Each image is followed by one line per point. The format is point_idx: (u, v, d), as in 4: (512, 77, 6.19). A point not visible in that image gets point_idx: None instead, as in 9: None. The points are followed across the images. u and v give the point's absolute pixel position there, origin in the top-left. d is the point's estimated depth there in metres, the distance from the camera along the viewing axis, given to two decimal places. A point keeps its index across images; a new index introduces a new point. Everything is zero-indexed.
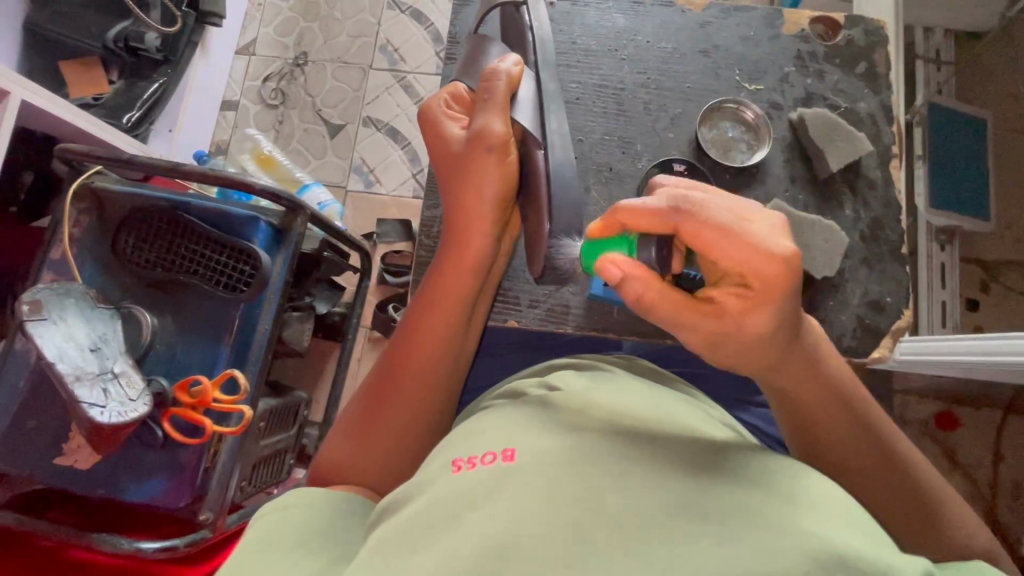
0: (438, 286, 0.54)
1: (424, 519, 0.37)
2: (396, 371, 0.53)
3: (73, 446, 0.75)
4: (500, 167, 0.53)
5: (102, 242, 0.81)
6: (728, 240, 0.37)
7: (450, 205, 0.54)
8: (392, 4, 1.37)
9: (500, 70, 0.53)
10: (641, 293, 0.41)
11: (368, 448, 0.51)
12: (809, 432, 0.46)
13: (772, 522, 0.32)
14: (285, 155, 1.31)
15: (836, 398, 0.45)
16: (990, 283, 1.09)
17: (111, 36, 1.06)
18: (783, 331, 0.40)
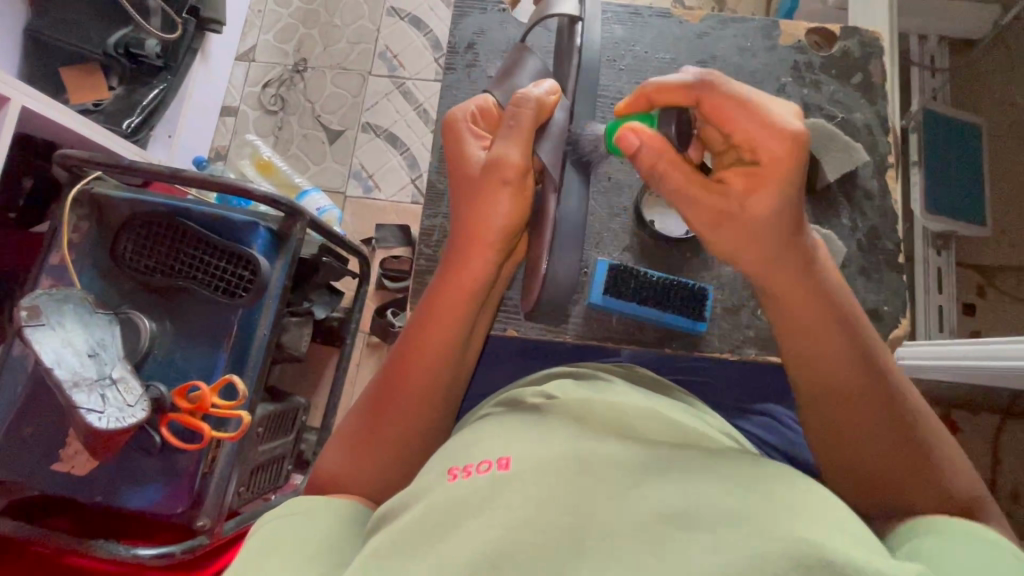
0: (437, 308, 0.53)
1: (421, 527, 0.37)
2: (394, 389, 0.53)
3: (71, 452, 0.75)
4: (518, 198, 0.51)
5: (101, 247, 0.81)
6: (742, 112, 0.41)
7: (460, 228, 0.53)
8: (392, 10, 1.38)
9: (532, 96, 0.50)
10: (657, 162, 0.44)
11: (368, 460, 0.51)
12: (813, 370, 0.47)
13: (764, 528, 0.33)
14: (285, 160, 1.31)
15: (837, 309, 0.47)
16: (986, 288, 1.10)
17: (111, 42, 1.07)
18: (784, 224, 0.43)
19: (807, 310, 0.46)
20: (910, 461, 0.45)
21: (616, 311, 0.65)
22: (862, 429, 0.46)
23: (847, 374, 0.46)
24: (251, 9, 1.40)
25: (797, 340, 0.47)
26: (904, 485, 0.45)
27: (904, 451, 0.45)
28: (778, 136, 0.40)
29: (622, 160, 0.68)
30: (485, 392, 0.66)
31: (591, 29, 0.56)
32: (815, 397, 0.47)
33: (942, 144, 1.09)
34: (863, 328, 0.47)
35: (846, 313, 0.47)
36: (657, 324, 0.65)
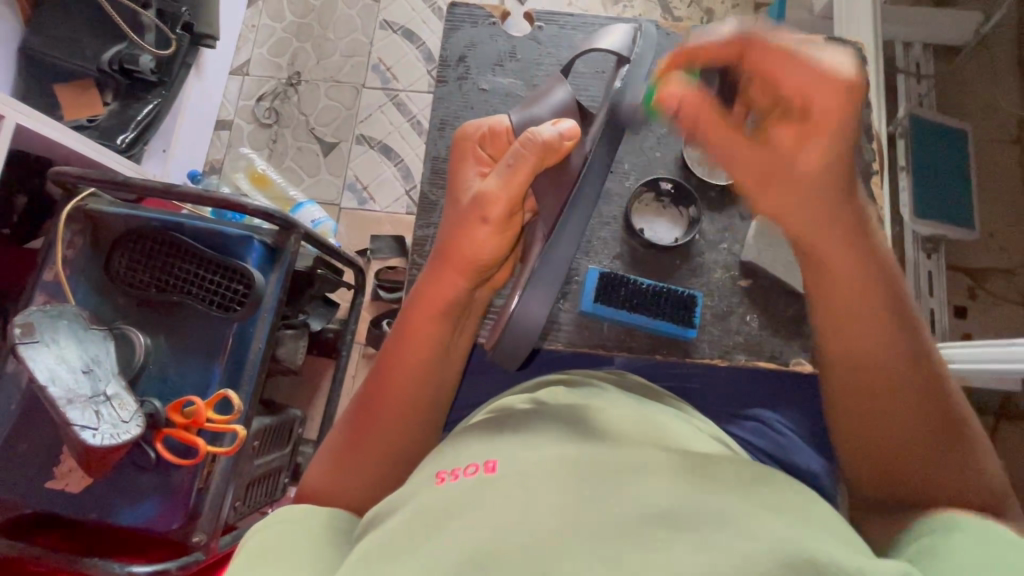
0: (414, 337, 0.53)
1: (409, 530, 0.37)
2: (373, 409, 0.53)
3: (65, 469, 0.75)
4: (502, 230, 0.51)
5: (94, 262, 0.81)
6: (790, 62, 0.39)
7: (438, 252, 0.53)
8: (384, 24, 1.40)
9: (541, 138, 0.50)
10: (694, 117, 0.46)
11: (352, 475, 0.52)
12: (842, 326, 0.46)
13: (747, 527, 0.33)
14: (279, 173, 1.32)
15: (874, 280, 0.45)
16: (977, 291, 1.11)
17: (106, 59, 1.07)
18: (833, 180, 0.41)
19: (849, 276, 0.45)
20: (943, 445, 0.45)
21: (607, 319, 0.66)
22: (889, 405, 0.46)
23: (876, 341, 0.46)
24: (245, 24, 1.41)
25: (836, 304, 0.46)
26: (928, 445, 0.45)
27: (933, 439, 0.45)
28: (827, 88, 0.38)
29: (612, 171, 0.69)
30: (479, 400, 0.66)
31: (636, 73, 0.58)
32: (848, 375, 0.47)
33: (928, 149, 1.11)
34: (907, 302, 0.47)
35: (893, 287, 0.46)
36: (649, 330, 0.66)
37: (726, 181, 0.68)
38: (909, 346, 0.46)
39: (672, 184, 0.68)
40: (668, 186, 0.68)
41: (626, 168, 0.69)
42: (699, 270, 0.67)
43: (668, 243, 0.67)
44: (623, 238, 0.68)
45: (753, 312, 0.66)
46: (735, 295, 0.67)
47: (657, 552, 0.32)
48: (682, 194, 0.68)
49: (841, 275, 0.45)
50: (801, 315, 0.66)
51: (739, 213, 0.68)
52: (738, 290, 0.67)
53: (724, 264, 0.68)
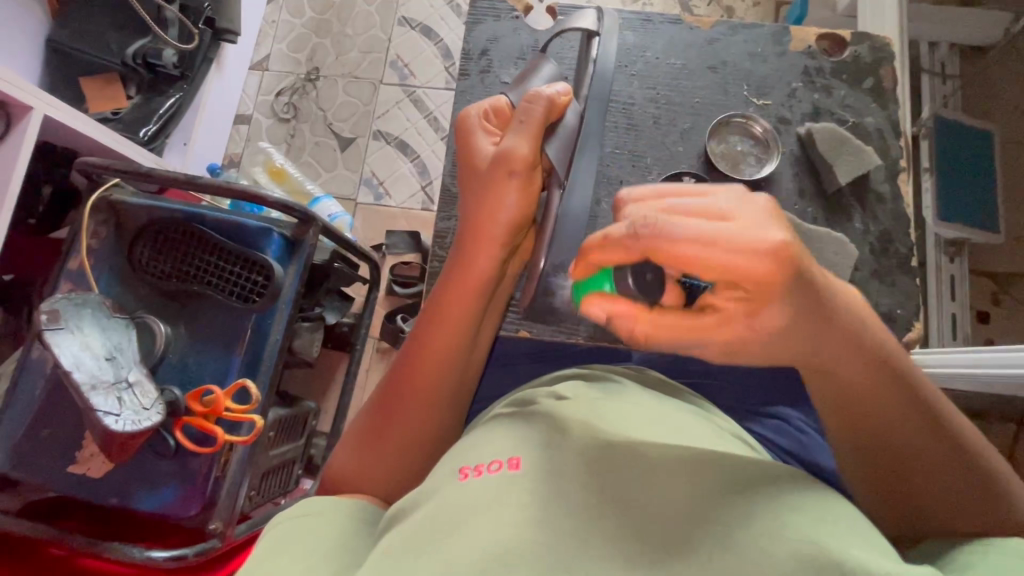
0: (445, 309, 0.53)
1: (433, 526, 0.37)
2: (401, 392, 0.53)
3: (87, 454, 0.76)
4: (523, 196, 0.52)
5: (118, 252, 0.82)
6: (714, 251, 0.33)
7: (465, 227, 0.53)
8: (403, 20, 1.40)
9: (544, 95, 0.52)
10: (632, 330, 0.39)
11: (377, 463, 0.52)
12: (855, 421, 0.44)
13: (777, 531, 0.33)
14: (297, 167, 1.33)
15: (874, 373, 0.41)
16: (1002, 297, 1.06)
17: (130, 53, 1.09)
18: (800, 320, 0.37)
19: (856, 369, 0.41)
20: (967, 500, 0.43)
21: None
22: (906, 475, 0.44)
23: (895, 416, 0.42)
24: (266, 19, 1.43)
25: (836, 390, 0.43)
26: (955, 506, 0.43)
27: (955, 503, 0.43)
28: (762, 269, 0.34)
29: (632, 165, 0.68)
30: (495, 395, 0.66)
31: (608, 43, 0.60)
32: (862, 454, 0.45)
33: (953, 150, 1.09)
34: (912, 380, 0.42)
35: (899, 377, 0.42)
36: None
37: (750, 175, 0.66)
38: (915, 425, 0.43)
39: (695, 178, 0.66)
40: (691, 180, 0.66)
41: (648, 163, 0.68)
42: None
43: None
44: None
45: None
46: None
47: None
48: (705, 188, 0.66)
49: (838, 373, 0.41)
50: None
51: None
52: None
53: None
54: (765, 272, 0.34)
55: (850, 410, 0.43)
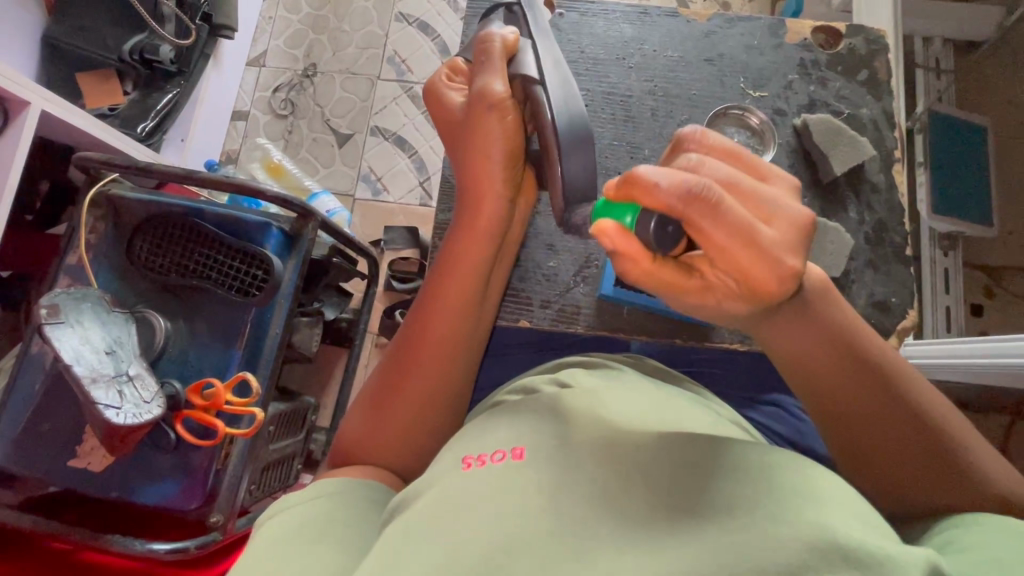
0: (453, 255, 0.55)
1: (437, 512, 0.37)
2: (414, 345, 0.54)
3: (87, 449, 0.76)
4: (504, 116, 0.54)
5: (117, 247, 0.83)
6: (748, 251, 0.36)
7: (463, 179, 0.56)
8: (400, 16, 1.40)
9: (494, 35, 0.55)
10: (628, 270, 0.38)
11: (386, 434, 0.52)
12: (811, 384, 0.45)
13: (777, 513, 0.32)
14: (295, 163, 1.33)
15: (820, 331, 0.44)
16: (994, 289, 1.09)
17: (127, 48, 1.09)
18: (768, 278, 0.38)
19: (820, 343, 0.44)
20: (932, 456, 0.44)
21: (627, 303, 0.65)
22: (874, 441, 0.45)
23: (853, 385, 0.44)
24: (262, 15, 1.42)
25: (804, 361, 0.45)
26: (922, 464, 0.44)
27: (921, 461, 0.44)
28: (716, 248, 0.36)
29: (631, 157, 0.69)
30: (495, 387, 0.67)
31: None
32: (829, 418, 0.46)
33: (948, 144, 1.10)
34: (859, 338, 0.45)
35: (845, 332, 0.44)
36: (668, 315, 0.65)
37: None
38: (878, 397, 0.44)
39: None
40: None
41: (646, 155, 0.69)
42: None
43: None
44: None
45: None
46: None
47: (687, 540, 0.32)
48: None
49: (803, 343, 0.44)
50: None
51: None
52: None
53: None
54: (767, 274, 0.37)
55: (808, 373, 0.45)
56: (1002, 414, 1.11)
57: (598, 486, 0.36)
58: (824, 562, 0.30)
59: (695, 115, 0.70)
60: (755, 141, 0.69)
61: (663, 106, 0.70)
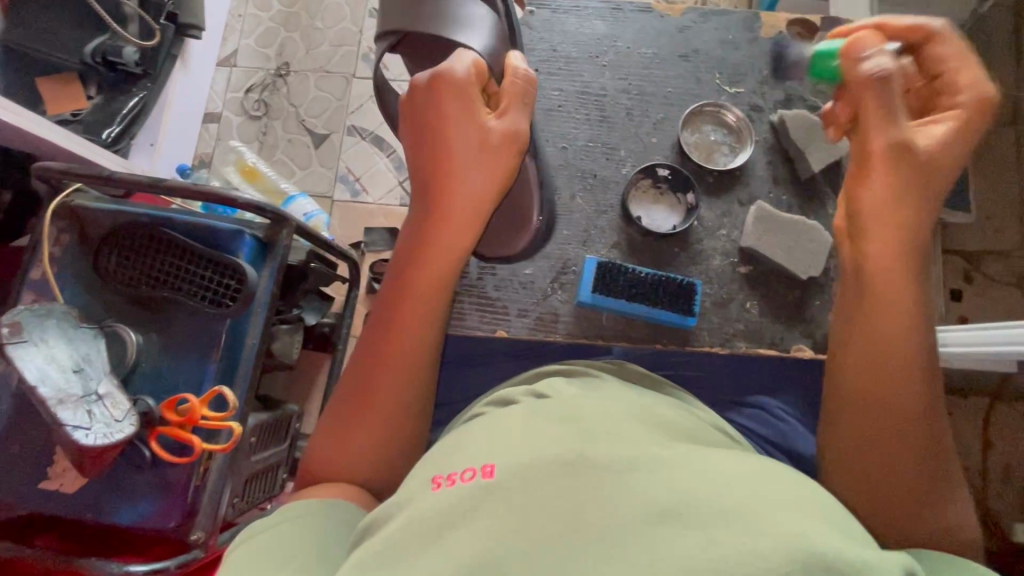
0: (416, 282, 0.54)
1: (403, 537, 0.37)
2: (373, 375, 0.52)
3: (59, 470, 0.74)
4: (504, 154, 0.56)
5: (83, 259, 0.80)
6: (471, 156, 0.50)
7: (428, 205, 0.55)
8: (374, 12, 1.37)
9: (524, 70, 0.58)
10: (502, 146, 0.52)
11: (354, 454, 0.51)
12: (873, 359, 0.51)
13: (754, 524, 0.32)
14: (270, 166, 1.30)
15: (899, 322, 0.51)
16: (973, 273, 1.15)
17: (89, 51, 1.05)
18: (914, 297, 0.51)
19: (891, 325, 0.51)
20: (924, 483, 0.49)
21: (605, 308, 0.64)
22: (891, 442, 0.49)
23: (907, 389, 0.50)
24: (231, 13, 1.38)
25: (874, 335, 0.51)
26: (909, 493, 0.49)
27: (910, 481, 0.49)
28: (896, 235, 0.53)
29: (607, 158, 0.68)
30: (476, 395, 0.66)
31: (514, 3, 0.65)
32: (874, 409, 0.50)
33: None
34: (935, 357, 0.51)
35: (924, 339, 0.51)
36: (647, 319, 0.64)
37: (722, 165, 0.67)
38: (922, 408, 0.50)
39: (669, 169, 0.66)
40: (665, 172, 0.66)
41: (622, 156, 0.68)
42: (698, 257, 0.66)
43: (667, 230, 0.66)
44: (620, 226, 0.66)
45: (752, 299, 0.65)
46: (734, 281, 0.65)
47: (666, 554, 0.31)
48: (678, 180, 0.67)
49: (889, 269, 0.52)
50: (804, 302, 0.65)
51: (737, 199, 0.67)
52: (738, 276, 0.65)
53: (723, 250, 0.66)
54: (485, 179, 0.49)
55: (871, 344, 0.51)
56: (982, 397, 1.13)
57: (573, 502, 0.35)
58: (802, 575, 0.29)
59: (670, 113, 0.69)
60: (733, 138, 0.69)
61: (638, 104, 0.69)
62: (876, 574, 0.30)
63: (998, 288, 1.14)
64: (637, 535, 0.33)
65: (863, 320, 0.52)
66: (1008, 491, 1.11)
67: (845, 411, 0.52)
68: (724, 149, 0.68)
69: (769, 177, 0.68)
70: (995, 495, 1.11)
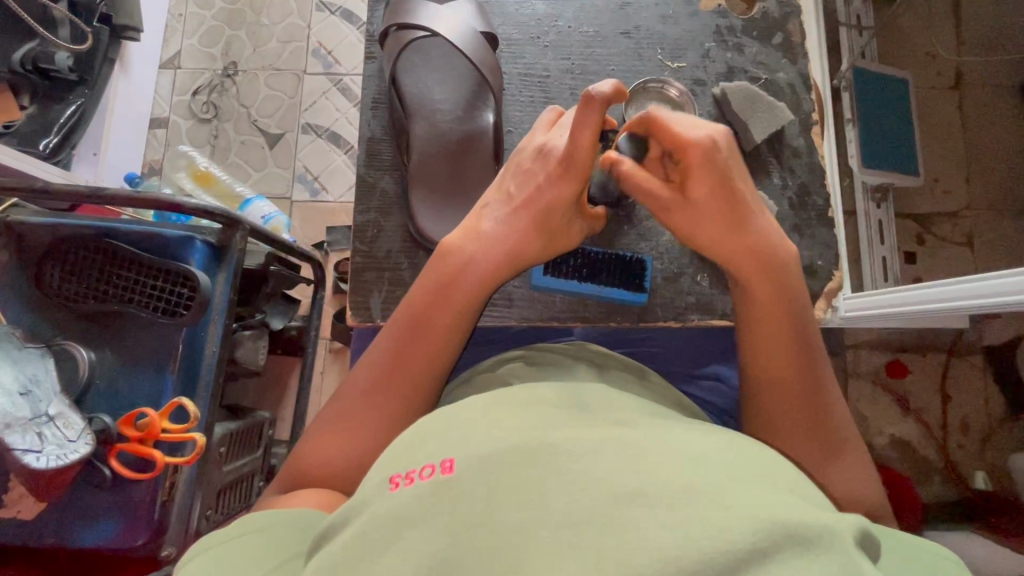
0: (428, 318, 0.54)
1: (365, 545, 0.34)
2: (383, 388, 0.52)
3: (14, 498, 0.70)
4: (569, 194, 0.57)
5: (24, 277, 0.76)
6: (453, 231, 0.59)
7: (480, 237, 0.57)
8: (321, 5, 1.34)
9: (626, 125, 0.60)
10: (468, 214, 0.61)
11: (331, 470, 0.50)
12: (757, 347, 0.54)
13: (716, 500, 0.31)
14: (223, 170, 1.26)
15: (782, 313, 0.53)
16: (925, 235, 1.18)
17: (16, 58, 0.98)
18: (796, 297, 0.54)
19: (774, 318, 0.53)
20: (825, 441, 0.51)
21: (558, 290, 0.65)
22: (791, 421, 0.52)
23: (795, 369, 0.52)
24: (171, 13, 1.33)
25: (763, 332, 0.53)
26: (819, 448, 0.51)
27: (814, 451, 0.51)
28: (745, 241, 0.54)
29: None
30: None
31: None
32: (764, 385, 0.53)
33: (873, 100, 1.13)
34: (816, 343, 0.54)
35: (803, 327, 0.54)
36: (600, 298, 0.65)
37: None
38: (808, 390, 0.52)
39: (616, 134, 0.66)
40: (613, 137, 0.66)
41: None
42: (647, 233, 0.67)
43: (611, 200, 0.66)
44: None
45: (702, 272, 0.66)
46: (684, 256, 0.66)
47: (629, 536, 0.30)
48: None
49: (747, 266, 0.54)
50: None
51: None
52: (687, 251, 0.66)
53: None
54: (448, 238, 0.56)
55: (756, 339, 0.54)
56: (938, 353, 1.18)
57: (535, 490, 0.33)
58: (771, 547, 0.29)
59: None
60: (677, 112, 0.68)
61: (582, 83, 0.70)
62: (836, 537, 0.29)
63: (948, 247, 1.18)
64: (600, 518, 0.31)
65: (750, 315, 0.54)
66: (967, 442, 1.16)
67: (750, 395, 0.55)
68: None
69: None
70: (955, 446, 1.16)
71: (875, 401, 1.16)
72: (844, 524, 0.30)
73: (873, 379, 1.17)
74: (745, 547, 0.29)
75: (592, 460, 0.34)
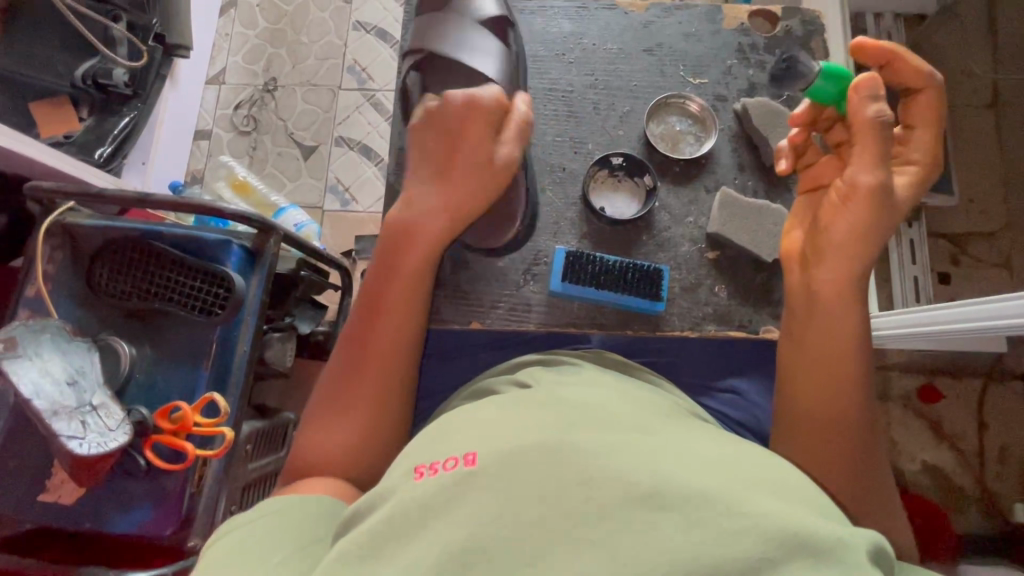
0: (394, 277, 0.58)
1: (386, 535, 0.35)
2: (367, 368, 0.55)
3: (58, 481, 0.76)
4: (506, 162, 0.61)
5: (76, 275, 0.81)
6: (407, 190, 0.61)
7: (440, 189, 0.59)
8: (357, 25, 1.40)
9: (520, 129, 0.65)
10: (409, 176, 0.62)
11: (342, 457, 0.52)
12: (818, 385, 0.51)
13: (730, 507, 0.32)
14: (261, 180, 1.32)
15: (847, 351, 0.51)
16: (960, 256, 1.15)
17: (79, 74, 1.07)
18: (854, 329, 0.52)
19: (835, 357, 0.51)
20: (871, 484, 0.50)
21: (578, 297, 0.67)
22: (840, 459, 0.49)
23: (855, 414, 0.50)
24: (218, 32, 1.41)
25: (818, 369, 0.52)
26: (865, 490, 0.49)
27: (858, 490, 0.49)
28: (846, 275, 0.52)
29: (575, 152, 0.71)
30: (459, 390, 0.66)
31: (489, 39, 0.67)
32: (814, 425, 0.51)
33: None
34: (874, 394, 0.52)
35: (868, 375, 0.52)
36: (616, 305, 0.67)
37: (688, 154, 0.70)
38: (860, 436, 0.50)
39: (622, 157, 0.69)
40: (619, 160, 0.69)
41: (590, 148, 0.71)
42: (667, 244, 0.68)
43: (631, 215, 0.68)
44: (590, 218, 0.69)
45: (720, 283, 0.67)
46: (703, 266, 0.68)
47: (639, 538, 0.31)
48: (634, 166, 0.69)
49: (842, 293, 0.52)
50: (774, 286, 0.68)
51: (705, 186, 0.69)
52: (706, 261, 0.68)
53: (691, 236, 0.69)
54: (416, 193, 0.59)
55: (814, 375, 0.52)
56: (975, 378, 1.14)
57: (551, 491, 0.34)
58: (781, 556, 0.29)
59: (637, 105, 0.72)
60: (698, 127, 0.72)
61: (605, 98, 0.72)
62: (846, 550, 0.30)
63: (984, 269, 1.14)
64: (613, 518, 0.32)
65: (807, 345, 0.53)
66: (1006, 472, 1.11)
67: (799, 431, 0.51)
68: (689, 139, 0.71)
69: (735, 164, 0.70)
70: (994, 476, 1.11)
71: (906, 425, 1.13)
72: (857, 536, 0.31)
73: (904, 403, 1.13)
74: (757, 556, 0.29)
75: (608, 464, 0.35)
